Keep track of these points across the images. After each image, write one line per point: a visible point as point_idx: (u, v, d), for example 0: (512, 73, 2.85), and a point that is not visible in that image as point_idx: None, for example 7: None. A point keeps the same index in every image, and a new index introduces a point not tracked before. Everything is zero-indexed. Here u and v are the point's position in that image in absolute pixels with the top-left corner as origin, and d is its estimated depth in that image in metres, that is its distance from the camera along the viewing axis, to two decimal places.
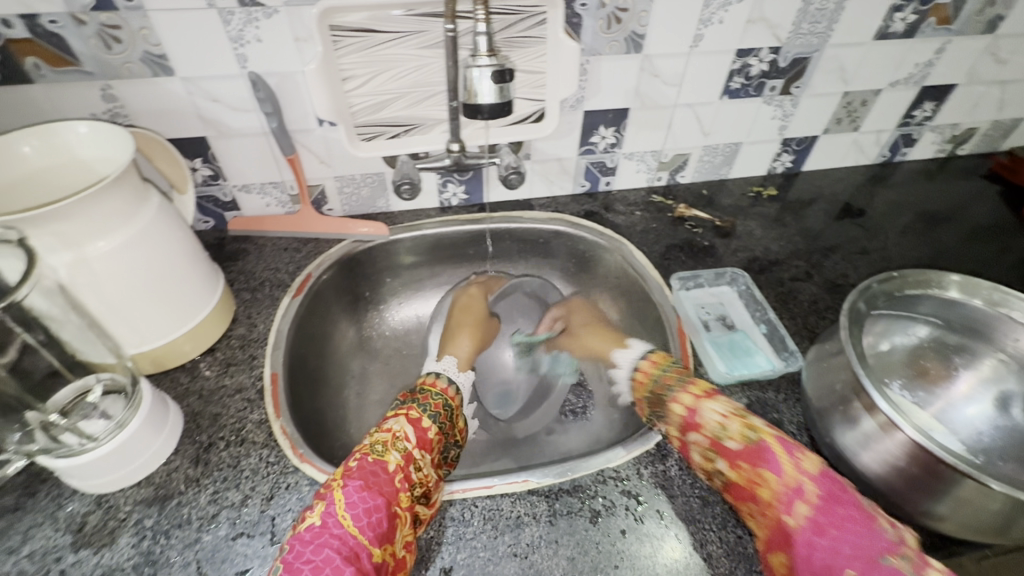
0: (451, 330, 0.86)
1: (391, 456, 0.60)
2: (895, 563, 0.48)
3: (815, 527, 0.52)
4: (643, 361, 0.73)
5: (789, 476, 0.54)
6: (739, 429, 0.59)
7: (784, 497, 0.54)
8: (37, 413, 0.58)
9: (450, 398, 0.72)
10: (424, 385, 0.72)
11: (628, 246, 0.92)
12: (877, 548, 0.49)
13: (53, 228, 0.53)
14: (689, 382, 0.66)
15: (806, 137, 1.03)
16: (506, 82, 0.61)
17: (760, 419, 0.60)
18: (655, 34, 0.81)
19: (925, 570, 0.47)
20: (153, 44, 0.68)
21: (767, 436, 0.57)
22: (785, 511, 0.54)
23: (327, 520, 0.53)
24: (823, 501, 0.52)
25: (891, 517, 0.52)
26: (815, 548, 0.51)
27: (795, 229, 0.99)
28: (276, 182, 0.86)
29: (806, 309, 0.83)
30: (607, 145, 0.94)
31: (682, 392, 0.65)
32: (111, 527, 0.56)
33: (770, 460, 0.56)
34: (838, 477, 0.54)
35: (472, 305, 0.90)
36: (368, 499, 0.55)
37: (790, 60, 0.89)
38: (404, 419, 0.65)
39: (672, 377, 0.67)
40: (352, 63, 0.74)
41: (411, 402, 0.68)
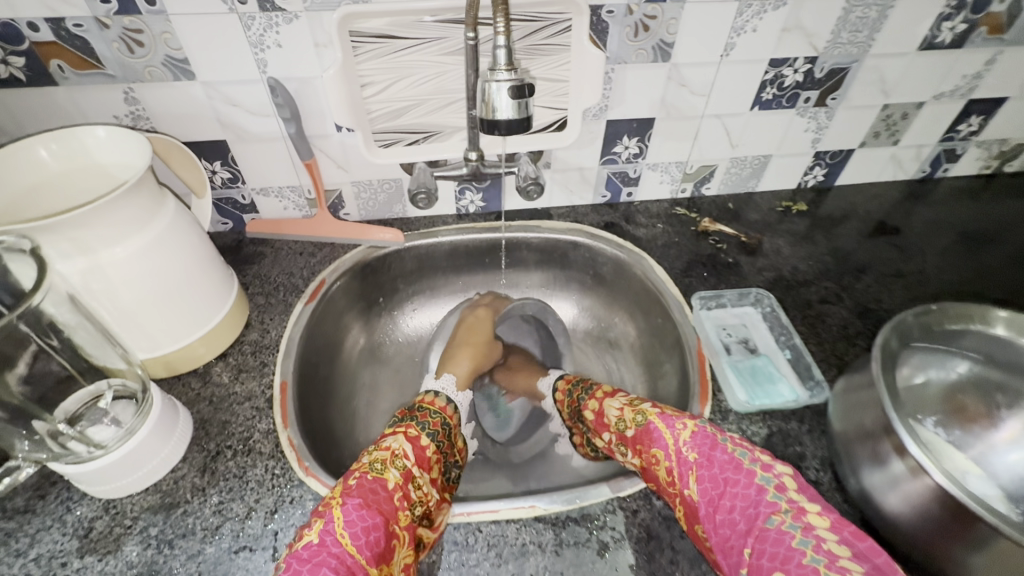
0: (453, 349, 0.87)
1: (390, 474, 0.60)
2: (779, 522, 0.50)
3: (710, 502, 0.55)
4: (558, 382, 0.85)
5: (676, 450, 0.59)
6: (630, 416, 0.65)
7: (679, 472, 0.58)
8: (44, 421, 0.57)
9: (449, 417, 0.73)
10: (421, 403, 0.73)
11: (648, 261, 0.89)
12: (763, 510, 0.52)
13: (68, 234, 0.53)
14: (598, 388, 0.75)
15: (841, 151, 0.99)
16: (525, 98, 0.59)
17: (649, 402, 0.66)
18: (685, 42, 0.77)
19: (805, 518, 0.50)
20: (174, 48, 0.67)
21: (652, 415, 0.63)
22: (684, 487, 0.57)
23: (326, 537, 0.52)
24: (710, 470, 0.56)
25: (770, 464, 0.56)
26: (716, 524, 0.54)
27: (825, 247, 0.95)
28: (294, 186, 0.86)
29: (835, 335, 0.80)
30: (630, 155, 0.91)
31: (591, 396, 0.74)
32: (116, 534, 0.56)
33: (656, 438, 0.61)
34: (713, 437, 0.59)
35: (477, 324, 0.89)
36: (367, 517, 0.54)
37: (827, 71, 0.85)
38: (402, 436, 0.65)
39: (583, 389, 0.78)
40: (371, 69, 0.73)
41: (409, 420, 0.69)
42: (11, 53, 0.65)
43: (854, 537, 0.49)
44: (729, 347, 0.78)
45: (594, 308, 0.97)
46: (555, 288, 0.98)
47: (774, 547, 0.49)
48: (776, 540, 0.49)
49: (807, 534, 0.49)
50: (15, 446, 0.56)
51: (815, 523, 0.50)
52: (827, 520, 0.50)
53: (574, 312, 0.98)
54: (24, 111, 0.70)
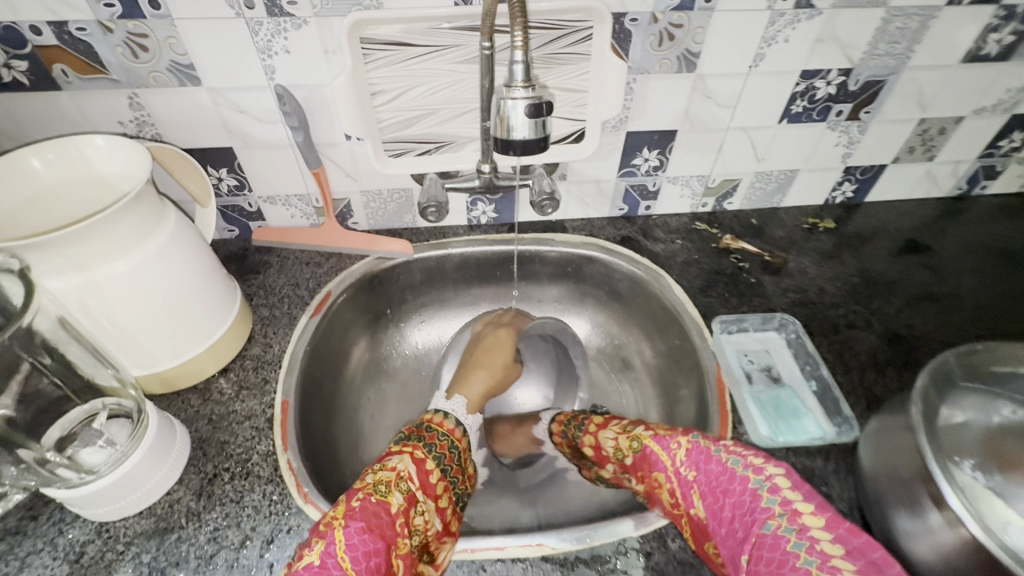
0: (467, 372, 0.81)
1: (394, 498, 0.57)
2: (775, 527, 0.48)
3: (713, 516, 0.54)
4: (552, 425, 0.80)
5: (673, 471, 0.58)
6: (626, 444, 0.64)
7: (681, 493, 0.57)
8: (31, 450, 0.55)
9: (457, 440, 0.70)
10: (427, 421, 0.70)
11: (667, 279, 0.85)
12: (759, 517, 0.50)
13: (64, 251, 0.51)
14: (591, 419, 0.73)
15: (873, 166, 0.94)
16: (543, 116, 0.56)
17: (643, 426, 0.65)
18: (712, 52, 0.73)
19: (800, 518, 0.48)
20: (180, 53, 0.65)
21: (646, 440, 0.62)
22: (688, 506, 0.56)
23: (327, 559, 0.49)
24: (707, 484, 0.55)
25: (762, 467, 0.53)
26: (720, 537, 0.52)
27: (855, 268, 0.90)
28: (301, 194, 0.83)
29: (863, 364, 0.76)
30: (650, 168, 0.87)
31: (585, 431, 0.72)
32: (108, 560, 0.55)
33: (654, 462, 0.60)
34: (706, 450, 0.57)
35: (493, 344, 0.84)
36: (368, 542, 0.51)
37: (861, 83, 0.80)
38: (408, 457, 0.62)
39: (576, 426, 0.74)
40: (382, 77, 0.70)
41: (416, 440, 0.66)
42: (13, 56, 0.63)
43: (850, 533, 0.46)
44: (751, 376, 0.74)
45: (608, 325, 0.93)
46: (568, 303, 0.95)
47: (770, 552, 0.47)
48: (773, 545, 0.47)
49: (801, 536, 0.47)
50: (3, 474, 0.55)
51: (809, 522, 0.47)
52: (822, 518, 0.48)
53: (587, 329, 0.94)
54: (27, 116, 0.68)
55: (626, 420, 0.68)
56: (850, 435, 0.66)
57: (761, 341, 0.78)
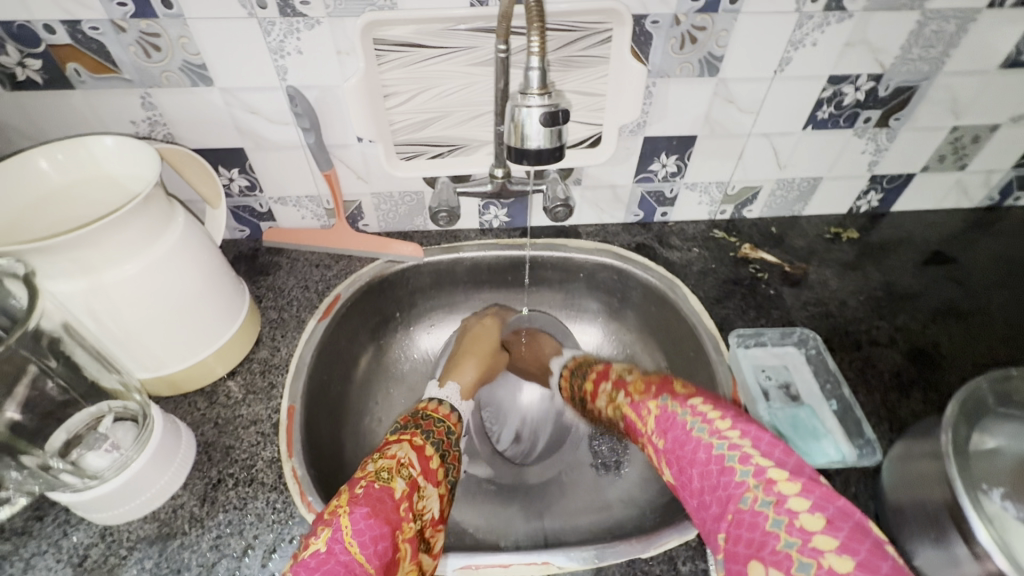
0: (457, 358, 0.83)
1: (397, 483, 0.56)
2: (752, 504, 0.50)
3: (691, 489, 0.56)
4: (563, 372, 0.86)
5: (649, 438, 0.63)
6: (614, 409, 0.70)
7: (658, 459, 0.61)
8: (35, 456, 0.55)
9: (451, 424, 0.70)
10: (425, 411, 0.70)
11: (683, 289, 0.83)
12: (735, 493, 0.52)
13: (70, 255, 0.50)
14: (588, 373, 0.79)
15: (901, 175, 0.90)
16: (559, 124, 0.54)
17: (623, 391, 0.69)
18: (735, 56, 0.71)
19: (774, 491, 0.49)
20: (192, 53, 0.64)
21: (625, 407, 0.68)
22: (665, 475, 0.60)
23: (334, 546, 0.49)
24: (677, 454, 0.58)
25: (724, 431, 0.56)
26: (700, 510, 0.55)
27: (879, 280, 0.87)
28: (312, 196, 0.82)
29: (886, 383, 0.73)
30: (667, 174, 0.85)
31: (586, 383, 0.78)
32: (111, 564, 0.54)
33: (637, 429, 0.65)
34: (672, 417, 0.60)
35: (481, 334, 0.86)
36: (374, 527, 0.51)
37: (891, 90, 0.77)
38: (407, 444, 0.61)
39: (580, 380, 0.80)
40: (395, 78, 0.68)
41: (413, 428, 0.65)
42: (27, 55, 0.62)
43: (825, 499, 0.48)
44: (768, 394, 0.72)
45: (621, 333, 0.91)
46: (581, 310, 0.93)
47: (750, 532, 0.49)
48: (751, 526, 0.49)
49: (778, 511, 0.48)
50: (6, 478, 0.55)
51: (785, 494, 0.49)
52: (796, 487, 0.49)
53: (599, 337, 0.92)
54: (41, 114, 0.68)
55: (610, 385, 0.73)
56: (871, 458, 0.64)
57: (779, 357, 0.76)
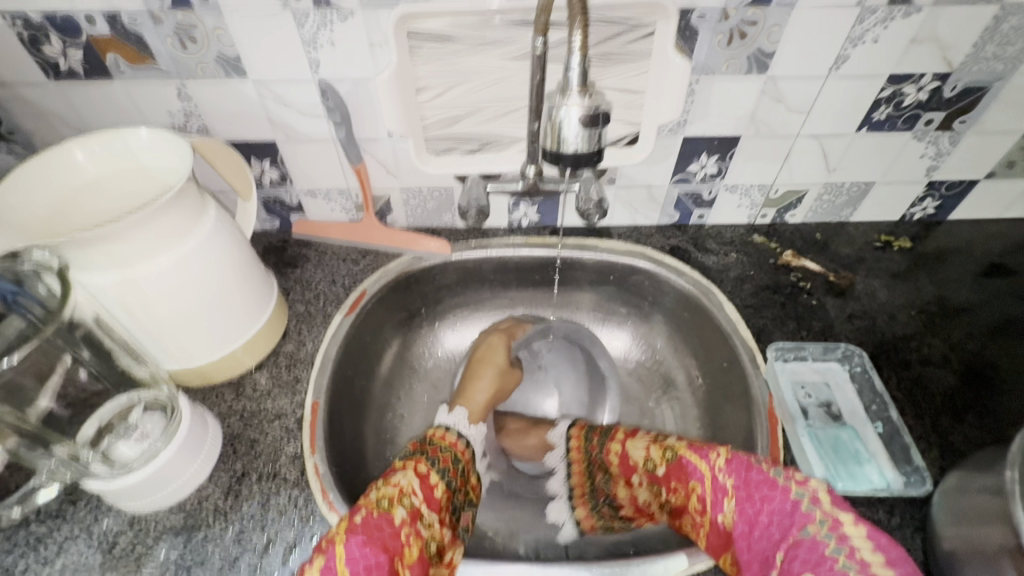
0: (467, 381, 0.80)
1: (397, 510, 0.55)
2: (814, 532, 0.48)
3: (746, 521, 0.52)
4: (571, 431, 0.77)
5: (710, 477, 0.55)
6: (659, 454, 0.60)
7: (712, 499, 0.55)
8: (65, 447, 0.57)
9: (460, 454, 0.67)
10: (432, 438, 0.67)
11: (719, 296, 0.79)
12: (797, 520, 0.50)
13: (102, 248, 0.51)
14: (616, 429, 0.69)
15: (962, 181, 0.84)
16: (598, 126, 0.52)
17: (676, 437, 0.61)
18: (788, 53, 0.66)
19: (840, 527, 0.48)
20: (227, 45, 0.63)
21: (682, 449, 0.58)
22: (717, 511, 0.55)
23: (327, 573, 0.48)
24: (745, 490, 0.53)
25: (805, 479, 0.52)
26: (752, 539, 0.52)
27: (933, 294, 0.81)
28: (342, 189, 0.81)
29: (938, 406, 0.69)
30: (707, 175, 0.81)
31: (610, 441, 0.68)
32: (138, 553, 0.56)
33: (691, 471, 0.57)
34: (747, 460, 0.55)
35: (489, 352, 0.82)
36: (370, 555, 0.50)
37: (959, 90, 0.71)
38: (411, 472, 0.60)
39: (596, 440, 0.71)
40: (428, 72, 0.67)
41: (420, 454, 0.63)
42: (70, 46, 0.63)
43: (889, 544, 0.46)
44: (807, 412, 0.69)
45: (651, 339, 0.88)
46: (610, 312, 0.90)
47: (808, 553, 0.47)
48: (810, 548, 0.47)
49: (840, 543, 0.46)
50: (40, 465, 0.57)
51: (850, 531, 0.47)
52: (863, 529, 0.47)
53: (627, 341, 0.89)
54: (82, 104, 0.69)
55: (654, 432, 0.64)
56: (921, 488, 0.61)
57: (820, 373, 0.72)
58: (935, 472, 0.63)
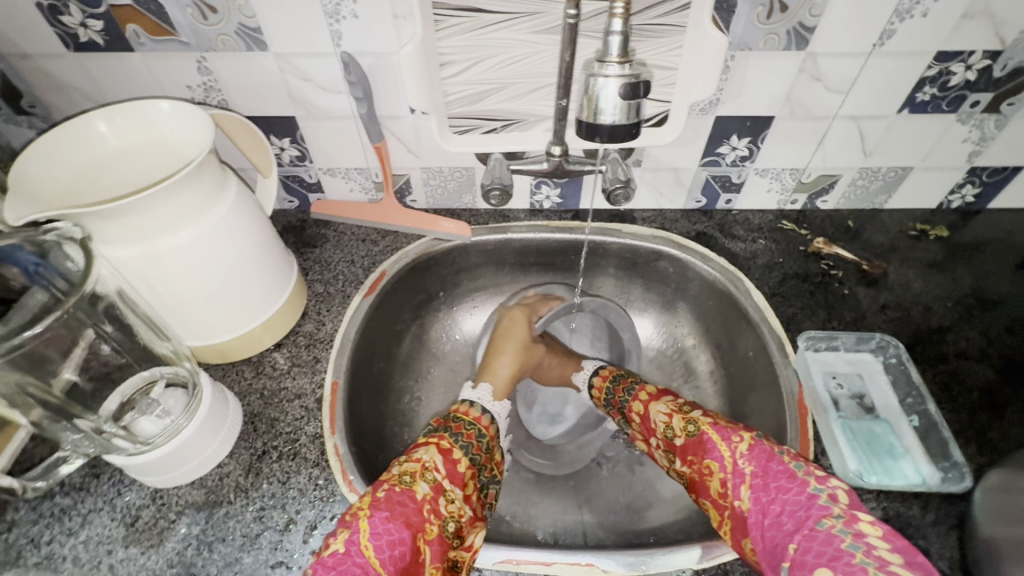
0: (490, 355, 0.79)
1: (419, 486, 0.55)
2: (830, 525, 0.47)
3: (760, 509, 0.51)
4: (595, 376, 0.80)
5: (730, 461, 0.55)
6: (680, 424, 0.61)
7: (731, 483, 0.54)
8: (89, 421, 0.57)
9: (485, 429, 0.67)
10: (459, 415, 0.67)
11: (746, 283, 0.77)
12: (813, 513, 0.48)
13: (124, 221, 0.50)
14: (644, 387, 0.71)
15: (1005, 168, 0.80)
16: (638, 97, 0.49)
17: (701, 411, 0.61)
18: (830, 27, 0.63)
19: (857, 524, 0.47)
20: (248, 16, 0.62)
21: (705, 426, 0.58)
22: (734, 497, 0.54)
23: (351, 547, 0.48)
24: (761, 476, 0.52)
25: (824, 476, 0.51)
26: (765, 529, 0.50)
27: (970, 285, 0.78)
28: (362, 168, 0.80)
29: (975, 402, 0.66)
30: (737, 158, 0.78)
31: (634, 398, 0.70)
32: (160, 528, 0.56)
33: (710, 449, 0.57)
34: (769, 449, 0.54)
35: (511, 326, 0.81)
36: (393, 530, 0.50)
37: (1010, 69, 0.67)
38: (434, 448, 0.60)
39: (620, 389, 0.73)
40: (452, 46, 0.64)
41: (443, 430, 0.63)
42: (90, 16, 0.62)
43: (906, 547, 0.45)
44: (839, 403, 0.67)
45: (674, 326, 0.86)
46: (632, 299, 0.88)
47: (822, 546, 0.46)
48: (826, 541, 0.46)
49: (857, 540, 0.45)
50: (63, 439, 0.56)
51: (866, 529, 0.46)
52: (880, 529, 0.46)
53: (649, 328, 0.87)
54: (102, 76, 0.68)
55: (680, 400, 0.65)
56: (960, 484, 0.59)
57: (851, 364, 0.70)
58: (972, 467, 0.61)
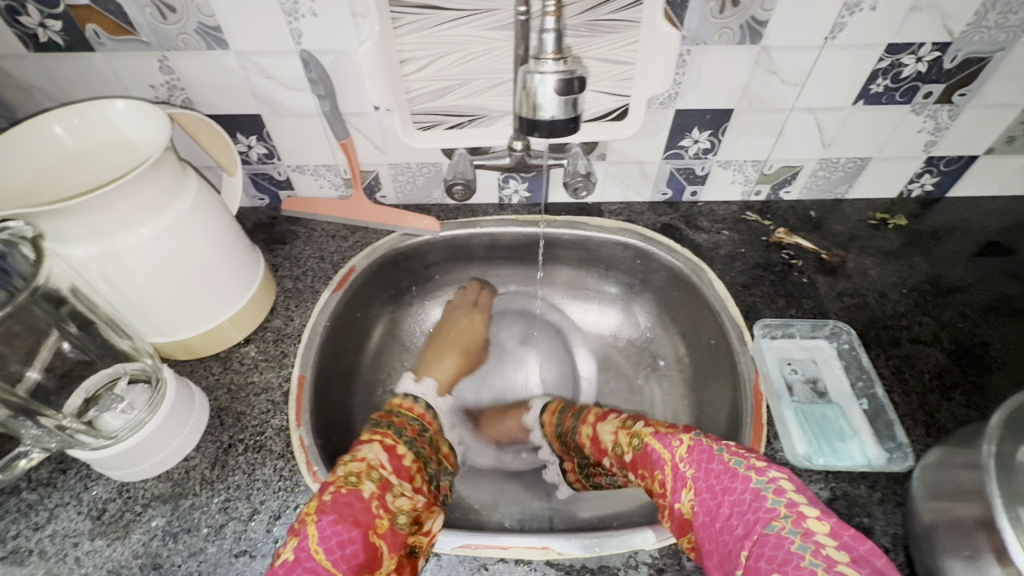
0: (430, 356, 0.83)
1: (365, 485, 0.56)
2: (779, 528, 0.46)
3: (706, 511, 0.52)
4: (547, 415, 0.81)
5: (671, 465, 0.57)
6: (627, 441, 0.63)
7: (673, 486, 0.56)
8: (53, 417, 0.58)
9: (427, 423, 0.72)
10: (395, 407, 0.71)
11: (707, 272, 0.79)
12: (762, 516, 0.48)
13: (82, 219, 0.51)
14: (586, 414, 0.73)
15: (961, 157, 0.82)
16: (574, 93, 0.51)
17: (643, 422, 0.64)
18: (781, 21, 0.64)
19: (805, 522, 0.46)
20: (207, 15, 0.62)
21: (647, 438, 0.61)
22: (676, 500, 0.55)
23: (301, 554, 0.49)
24: (704, 481, 0.53)
25: (764, 469, 0.52)
26: (713, 532, 0.51)
27: (926, 272, 0.80)
28: (330, 165, 0.80)
29: (925, 384, 0.68)
30: (699, 151, 0.80)
31: (583, 424, 0.72)
32: (127, 520, 0.57)
33: (656, 459, 0.59)
34: (708, 449, 0.55)
35: (452, 329, 0.86)
36: (342, 531, 0.51)
37: (958, 61, 0.69)
38: (378, 445, 0.62)
39: (571, 419, 0.75)
40: (411, 44, 0.65)
41: (386, 426, 0.66)
42: (48, 16, 0.62)
43: (854, 540, 0.45)
44: (793, 388, 0.68)
45: (641, 317, 0.87)
46: (600, 291, 0.89)
47: (773, 550, 0.45)
48: (775, 544, 0.45)
49: (806, 540, 0.45)
50: (23, 434, 0.57)
51: (814, 527, 0.46)
52: (827, 525, 0.46)
53: (618, 319, 0.89)
54: (64, 76, 0.68)
55: (626, 416, 0.67)
56: (902, 464, 0.61)
57: (806, 350, 0.72)
58: (918, 447, 0.63)
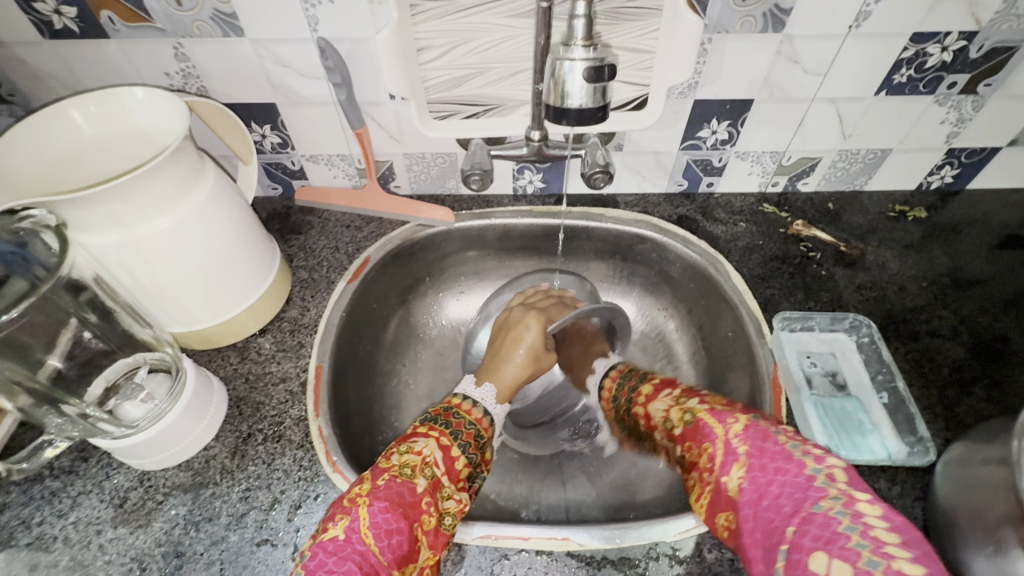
0: (496, 356, 0.74)
1: (418, 479, 0.55)
2: (827, 508, 0.46)
3: (754, 488, 0.51)
4: (606, 379, 0.79)
5: (723, 440, 0.55)
6: (678, 416, 0.62)
7: (722, 459, 0.55)
8: (74, 405, 0.58)
9: (484, 430, 0.65)
10: (452, 405, 0.66)
11: (724, 264, 0.78)
12: (811, 495, 0.48)
13: (100, 208, 0.50)
14: (641, 387, 0.71)
15: (983, 149, 0.80)
16: (604, 80, 0.50)
17: (698, 398, 0.62)
18: (806, 9, 0.63)
19: (855, 504, 0.46)
20: (223, 1, 0.61)
21: (701, 412, 0.59)
22: (723, 474, 0.54)
23: (351, 535, 0.49)
24: (758, 457, 0.52)
25: (823, 456, 0.51)
26: (758, 509, 0.50)
27: (946, 265, 0.79)
28: (344, 154, 0.80)
29: (945, 378, 0.68)
30: (717, 141, 0.79)
31: (635, 400, 0.70)
32: (148, 509, 0.57)
33: (707, 433, 0.57)
34: (765, 429, 0.54)
35: (522, 327, 0.76)
36: (391, 520, 0.51)
37: (985, 50, 0.68)
38: (434, 442, 0.59)
39: (626, 389, 0.73)
40: (430, 31, 0.64)
41: (443, 424, 0.62)
42: (63, 2, 0.61)
43: (905, 525, 0.45)
44: (812, 380, 0.69)
45: (656, 309, 0.87)
46: (615, 282, 0.89)
47: (820, 529, 0.45)
48: (822, 523, 0.45)
49: (855, 520, 0.45)
50: (47, 423, 0.58)
51: (865, 510, 0.46)
52: (879, 509, 0.46)
53: (632, 311, 0.89)
54: (78, 64, 0.68)
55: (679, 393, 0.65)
56: (924, 457, 0.61)
57: (825, 344, 0.72)
58: (938, 441, 0.63)
